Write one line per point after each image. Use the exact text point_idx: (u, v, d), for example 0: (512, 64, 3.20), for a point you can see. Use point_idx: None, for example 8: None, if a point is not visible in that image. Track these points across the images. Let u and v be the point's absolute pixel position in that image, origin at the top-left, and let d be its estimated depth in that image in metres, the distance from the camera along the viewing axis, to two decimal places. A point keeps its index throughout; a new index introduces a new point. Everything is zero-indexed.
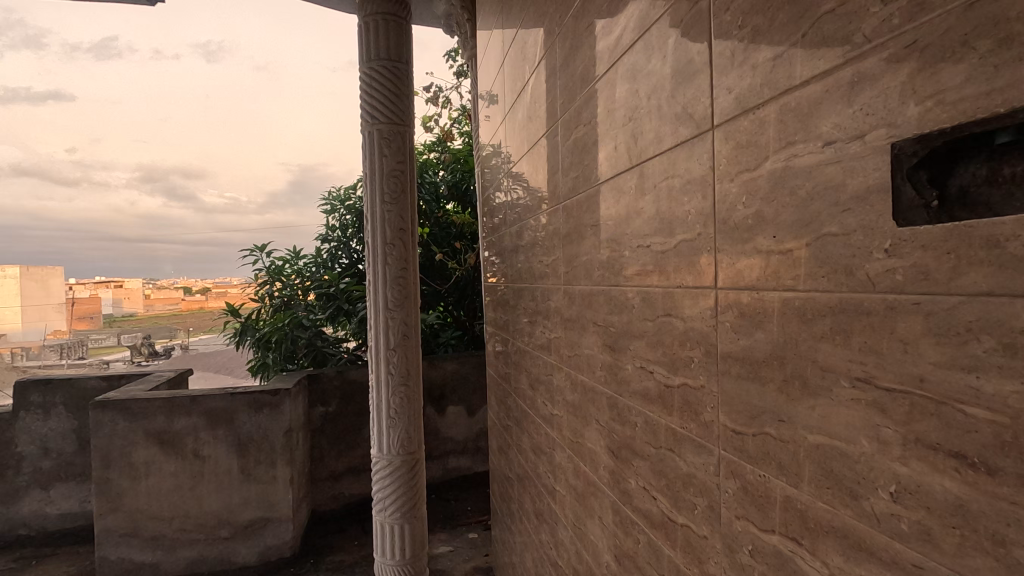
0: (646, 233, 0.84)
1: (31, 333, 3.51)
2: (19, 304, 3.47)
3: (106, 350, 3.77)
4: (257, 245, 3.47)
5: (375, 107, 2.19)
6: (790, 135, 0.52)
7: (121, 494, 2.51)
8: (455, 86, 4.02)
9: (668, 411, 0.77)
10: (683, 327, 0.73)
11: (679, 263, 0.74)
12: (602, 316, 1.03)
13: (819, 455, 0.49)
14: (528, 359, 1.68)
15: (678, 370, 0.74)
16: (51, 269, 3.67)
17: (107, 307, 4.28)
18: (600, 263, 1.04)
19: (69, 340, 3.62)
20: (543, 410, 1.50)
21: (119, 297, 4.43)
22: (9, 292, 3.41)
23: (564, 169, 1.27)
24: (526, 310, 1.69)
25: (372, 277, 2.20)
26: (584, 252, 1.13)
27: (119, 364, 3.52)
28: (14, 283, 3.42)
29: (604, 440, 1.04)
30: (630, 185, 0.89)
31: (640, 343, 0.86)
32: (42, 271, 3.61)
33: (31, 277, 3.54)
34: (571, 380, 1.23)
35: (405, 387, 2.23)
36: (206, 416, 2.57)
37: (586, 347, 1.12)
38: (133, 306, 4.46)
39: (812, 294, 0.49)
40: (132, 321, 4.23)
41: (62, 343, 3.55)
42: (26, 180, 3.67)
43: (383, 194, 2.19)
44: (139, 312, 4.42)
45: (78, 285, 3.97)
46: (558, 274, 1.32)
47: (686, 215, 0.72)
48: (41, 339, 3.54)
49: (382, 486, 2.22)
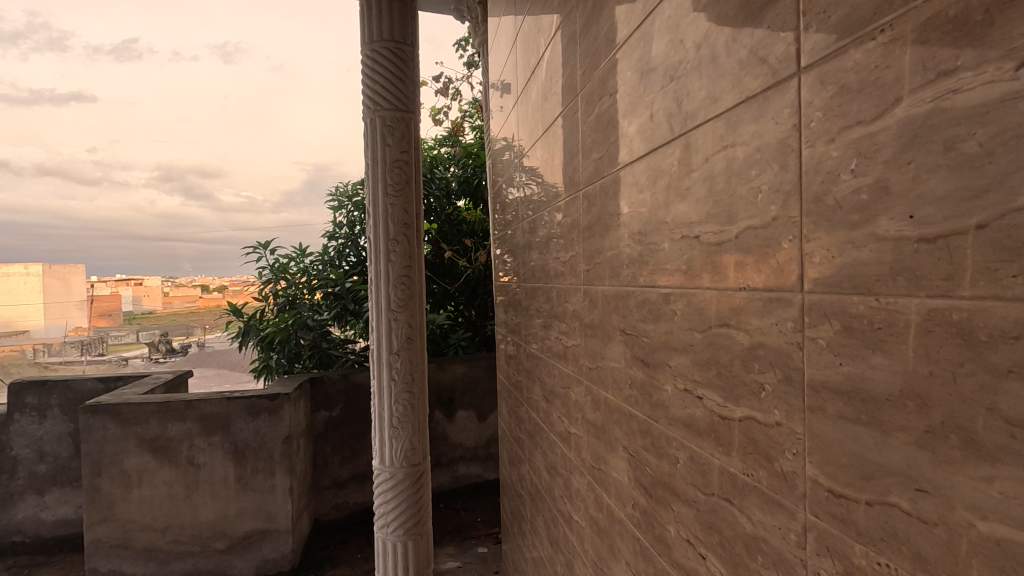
0: (692, 220, 0.66)
1: (53, 329, 3.41)
2: (42, 301, 3.36)
3: (126, 347, 3.58)
4: (261, 241, 3.32)
5: (377, 92, 2.03)
6: (944, 61, 0.34)
7: (112, 504, 2.39)
8: (465, 77, 3.87)
9: (724, 450, 0.60)
10: (746, 343, 0.55)
11: (741, 259, 0.56)
12: (632, 323, 0.85)
13: (1002, 557, 0.31)
14: (542, 369, 1.51)
15: (740, 401, 0.57)
16: (73, 266, 3.50)
17: (127, 304, 3.76)
18: (628, 261, 0.87)
19: (88, 337, 3.48)
20: (559, 427, 1.32)
21: (138, 294, 3.86)
22: (30, 289, 3.33)
23: (585, 150, 1.10)
24: (540, 312, 1.52)
25: (374, 276, 2.05)
26: (609, 247, 0.96)
27: (139, 359, 3.55)
28: (37, 281, 3.33)
29: (634, 473, 0.86)
30: (668, 162, 0.72)
31: (683, 360, 0.69)
32: (64, 268, 3.45)
33: (53, 275, 3.40)
34: (593, 397, 1.05)
35: (409, 393, 2.07)
36: (201, 422, 2.43)
37: (612, 359, 0.95)
38: (153, 305, 3.89)
39: (989, 305, 0.32)
40: (153, 317, 3.81)
41: (82, 339, 3.45)
42: (51, 180, 3.73)
43: (386, 186, 2.03)
44: (158, 310, 3.87)
45: (100, 282, 3.67)
46: (577, 273, 1.15)
47: (752, 195, 0.54)
48: (64, 336, 3.44)
49: (383, 500, 2.06)
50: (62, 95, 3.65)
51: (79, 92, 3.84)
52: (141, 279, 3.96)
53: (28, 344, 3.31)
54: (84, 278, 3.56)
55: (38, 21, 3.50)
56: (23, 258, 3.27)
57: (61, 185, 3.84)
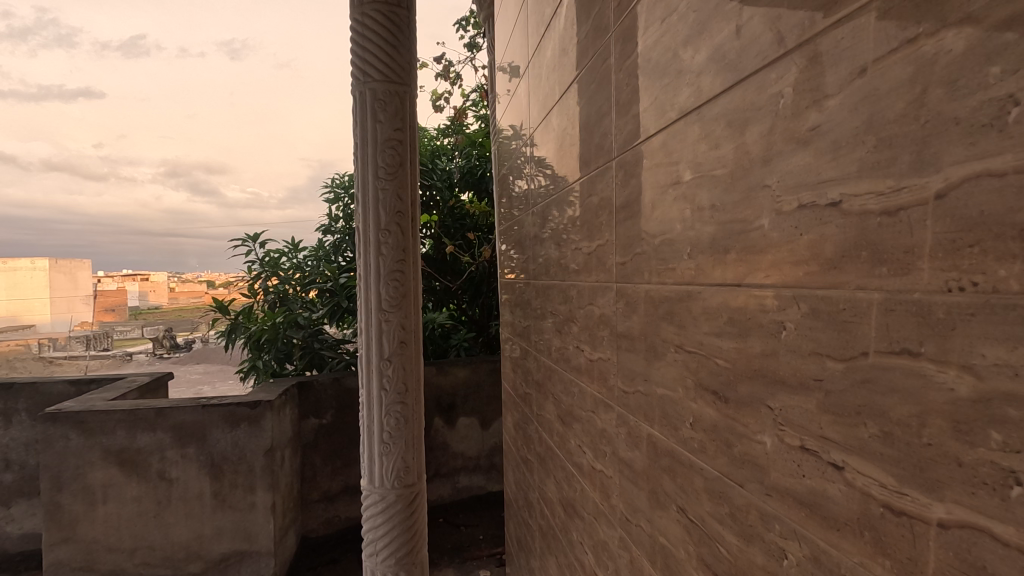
0: (827, 178, 0.41)
1: (59, 324, 3.14)
2: (48, 295, 3.05)
3: (131, 342, 3.48)
4: (250, 234, 3.03)
5: (367, 61, 1.78)
6: None
7: (75, 522, 2.15)
8: (468, 60, 3.57)
9: (899, 568, 0.35)
10: (970, 390, 0.30)
11: (960, 236, 0.31)
12: (698, 337, 0.60)
13: None
14: (556, 385, 1.26)
15: (944, 493, 0.32)
16: (79, 261, 3.21)
17: (132, 300, 3.54)
18: (692, 250, 0.61)
19: (95, 331, 3.31)
20: (579, 457, 1.08)
21: (144, 290, 3.58)
22: (36, 284, 3.00)
23: (619, 107, 0.84)
24: (554, 315, 1.27)
25: (364, 272, 1.80)
26: (657, 233, 0.70)
27: (143, 355, 3.46)
28: (43, 276, 3.03)
29: (697, 547, 0.61)
30: (771, 93, 0.47)
31: (799, 404, 0.44)
32: (70, 263, 3.15)
33: (60, 270, 3.12)
34: (629, 428, 0.80)
35: (402, 405, 1.82)
36: (173, 432, 2.20)
37: (662, 385, 0.69)
38: (159, 301, 3.58)
39: None
40: (159, 313, 3.56)
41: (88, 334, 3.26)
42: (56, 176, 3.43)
43: (377, 169, 1.78)
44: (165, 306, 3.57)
45: (104, 277, 3.37)
46: (607, 267, 0.89)
47: (989, 114, 0.29)
48: (69, 330, 3.21)
49: (372, 525, 1.81)
50: (71, 92, 3.48)
51: (85, 88, 3.53)
52: (147, 274, 3.62)
53: (33, 340, 3.02)
54: (92, 273, 3.28)
55: (50, 17, 3.19)
56: (29, 251, 2.92)
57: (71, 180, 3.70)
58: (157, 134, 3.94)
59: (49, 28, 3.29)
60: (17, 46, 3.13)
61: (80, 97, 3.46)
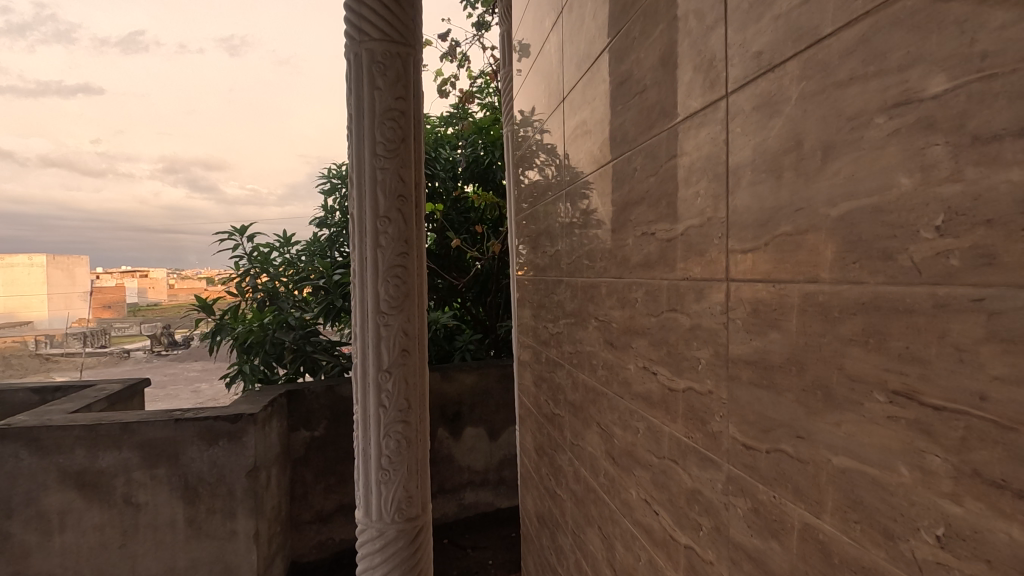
0: None
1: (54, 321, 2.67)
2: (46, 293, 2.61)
3: (130, 338, 3.02)
4: (236, 226, 2.71)
5: (363, 15, 1.49)
6: None
7: (28, 554, 1.88)
8: (475, 39, 3.19)
9: None
10: None
11: None
12: (973, 388, 0.32)
13: None
14: (605, 411, 0.98)
15: None
16: (76, 257, 2.77)
17: (130, 296, 3.06)
18: (957, 224, 0.33)
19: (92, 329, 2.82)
20: (646, 514, 0.80)
21: (144, 286, 3.12)
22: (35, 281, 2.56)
23: (743, 12, 0.55)
24: (602, 321, 0.99)
25: (359, 265, 1.51)
26: (841, 204, 0.42)
27: (140, 351, 3.04)
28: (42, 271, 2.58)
29: None
30: None
31: None
32: (67, 258, 2.71)
33: (56, 266, 2.65)
34: (758, 503, 0.53)
35: (404, 423, 1.54)
36: (142, 450, 1.92)
37: (847, 454, 0.42)
38: (158, 298, 3.08)
39: None
40: (156, 310, 3.01)
41: (86, 330, 2.79)
42: (54, 172, 2.66)
43: (374, 145, 1.49)
44: (162, 304, 3.01)
45: (105, 271, 2.94)
46: (707, 259, 0.61)
47: None
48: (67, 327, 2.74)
49: (369, 567, 1.52)
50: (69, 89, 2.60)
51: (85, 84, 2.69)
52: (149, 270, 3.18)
53: (29, 336, 2.64)
54: (89, 269, 2.84)
55: (47, 11, 2.44)
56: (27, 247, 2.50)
57: (70, 179, 2.73)
58: (157, 130, 3.00)
59: (47, 23, 2.48)
60: (12, 42, 2.40)
61: (80, 93, 2.67)
